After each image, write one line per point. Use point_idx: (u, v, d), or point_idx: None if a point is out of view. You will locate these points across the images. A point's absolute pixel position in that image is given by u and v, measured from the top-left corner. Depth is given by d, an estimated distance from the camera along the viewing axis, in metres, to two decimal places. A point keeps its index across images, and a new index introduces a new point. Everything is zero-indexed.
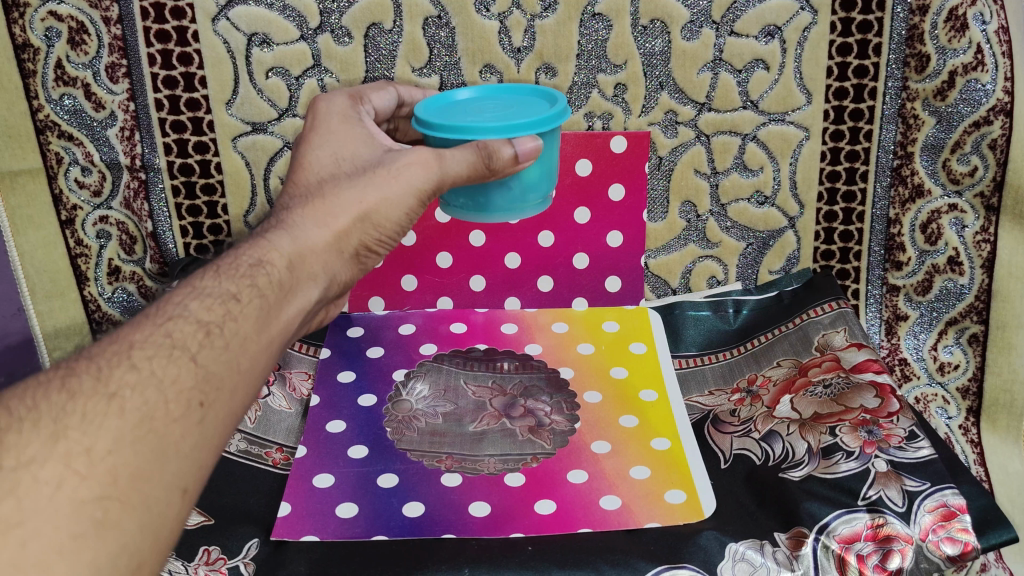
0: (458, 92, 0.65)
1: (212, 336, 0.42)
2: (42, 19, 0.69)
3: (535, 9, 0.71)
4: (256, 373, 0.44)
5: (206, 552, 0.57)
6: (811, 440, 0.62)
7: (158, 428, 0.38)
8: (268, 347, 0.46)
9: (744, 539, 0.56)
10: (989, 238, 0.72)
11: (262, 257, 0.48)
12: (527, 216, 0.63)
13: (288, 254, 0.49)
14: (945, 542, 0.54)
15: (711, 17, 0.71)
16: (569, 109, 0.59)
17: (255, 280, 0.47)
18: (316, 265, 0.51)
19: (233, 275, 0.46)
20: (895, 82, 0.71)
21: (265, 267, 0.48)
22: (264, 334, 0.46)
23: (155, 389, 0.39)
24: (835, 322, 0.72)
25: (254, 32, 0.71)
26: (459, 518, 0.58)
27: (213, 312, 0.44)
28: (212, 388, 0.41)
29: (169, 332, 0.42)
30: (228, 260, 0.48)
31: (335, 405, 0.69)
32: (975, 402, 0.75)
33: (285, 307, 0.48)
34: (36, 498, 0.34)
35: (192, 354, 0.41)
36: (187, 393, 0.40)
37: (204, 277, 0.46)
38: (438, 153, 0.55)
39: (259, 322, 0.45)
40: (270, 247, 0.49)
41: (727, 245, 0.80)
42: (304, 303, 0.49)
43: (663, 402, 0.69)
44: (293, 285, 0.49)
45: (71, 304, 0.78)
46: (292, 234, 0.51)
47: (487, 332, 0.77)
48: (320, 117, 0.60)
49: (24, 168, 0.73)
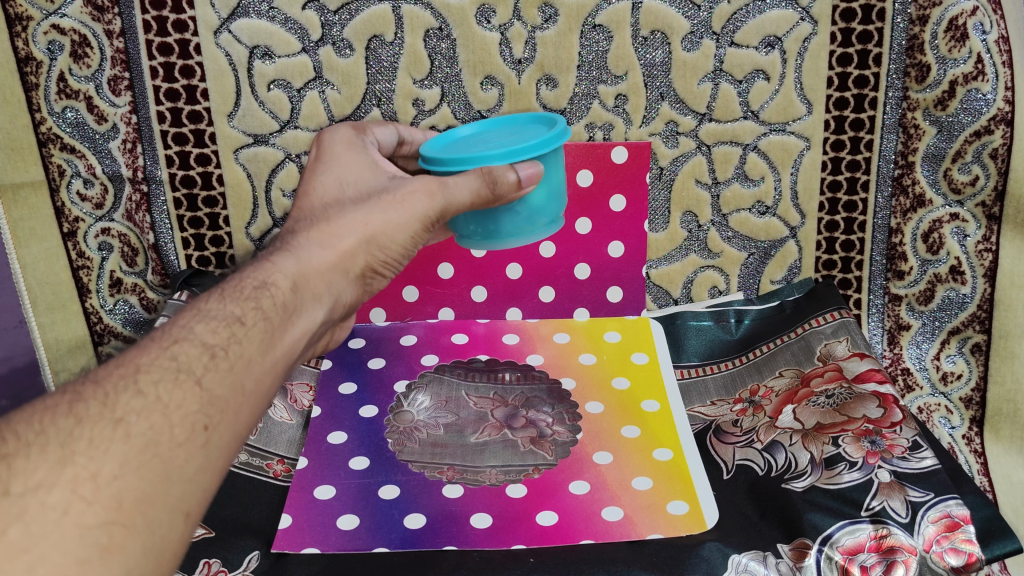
0: (459, 130, 0.66)
1: (217, 358, 0.43)
2: (45, 32, 0.69)
3: (535, 21, 0.72)
4: (259, 395, 0.44)
5: (206, 564, 0.57)
6: (814, 450, 0.61)
7: (162, 452, 0.38)
8: (273, 368, 0.46)
9: (747, 551, 0.56)
10: (990, 247, 0.73)
11: (266, 278, 0.48)
12: (538, 238, 0.63)
13: (292, 275, 0.50)
14: (948, 553, 0.54)
15: (711, 28, 0.71)
16: (569, 131, 0.60)
17: (260, 301, 0.47)
18: (319, 286, 0.51)
19: (238, 298, 0.46)
20: (895, 92, 0.71)
21: (269, 289, 0.48)
22: (269, 355, 0.45)
23: (161, 413, 0.39)
24: (838, 331, 0.72)
25: (256, 44, 0.72)
26: (460, 530, 0.58)
27: (218, 334, 0.44)
28: (217, 411, 0.41)
29: (174, 354, 0.42)
30: (233, 282, 0.48)
31: (336, 416, 0.69)
32: (979, 412, 0.74)
33: (288, 329, 0.48)
34: (42, 524, 0.34)
35: (197, 377, 0.41)
36: (192, 416, 0.40)
37: (208, 300, 0.46)
38: (441, 181, 0.55)
39: (264, 345, 0.45)
40: (274, 268, 0.49)
41: (728, 255, 0.80)
42: (308, 325, 0.49)
43: (666, 412, 0.69)
44: (298, 306, 0.49)
45: (74, 316, 0.78)
46: (296, 255, 0.51)
47: (489, 342, 0.77)
48: (324, 147, 0.63)
49: (27, 181, 0.73)
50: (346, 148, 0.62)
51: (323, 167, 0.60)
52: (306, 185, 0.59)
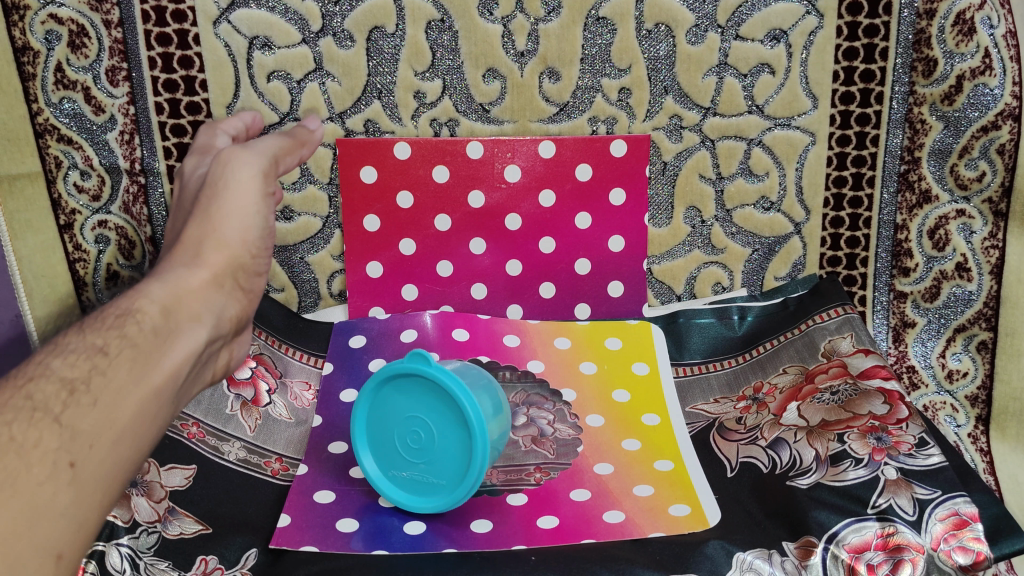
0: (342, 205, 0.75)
1: (77, 394, 0.42)
2: (42, 21, 0.68)
3: (539, 13, 0.71)
4: (145, 422, 0.44)
5: (204, 561, 0.54)
6: (819, 447, 0.60)
7: (22, 489, 0.38)
8: (162, 392, 0.46)
9: (751, 549, 0.54)
10: (997, 244, 0.72)
11: (132, 305, 0.47)
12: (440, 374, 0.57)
13: (160, 300, 0.48)
14: (956, 551, 0.52)
15: (716, 21, 0.71)
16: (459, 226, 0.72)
17: (124, 329, 0.46)
18: (195, 304, 0.50)
19: (99, 328, 0.46)
20: (902, 87, 0.71)
21: (135, 315, 0.47)
22: (144, 384, 0.45)
23: (15, 452, 0.38)
24: (841, 327, 0.71)
25: (256, 35, 0.71)
26: (461, 534, 0.57)
27: (77, 368, 0.43)
28: (82, 446, 0.41)
29: (29, 392, 0.41)
30: (97, 314, 0.47)
31: (337, 426, 0.68)
32: (985, 410, 0.73)
33: (164, 354, 0.46)
34: None
35: (55, 414, 0.41)
36: (52, 454, 0.39)
37: (68, 334, 0.46)
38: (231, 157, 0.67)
39: (133, 371, 0.44)
40: (140, 295, 0.48)
41: (732, 251, 0.79)
42: (190, 346, 0.49)
43: (666, 426, 0.68)
44: (172, 328, 0.48)
45: (70, 311, 0.75)
46: (167, 280, 0.51)
47: (490, 342, 0.75)
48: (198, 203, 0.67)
49: (23, 172, 0.70)
50: (252, 177, 0.58)
51: (224, 197, 0.56)
52: (204, 206, 0.56)
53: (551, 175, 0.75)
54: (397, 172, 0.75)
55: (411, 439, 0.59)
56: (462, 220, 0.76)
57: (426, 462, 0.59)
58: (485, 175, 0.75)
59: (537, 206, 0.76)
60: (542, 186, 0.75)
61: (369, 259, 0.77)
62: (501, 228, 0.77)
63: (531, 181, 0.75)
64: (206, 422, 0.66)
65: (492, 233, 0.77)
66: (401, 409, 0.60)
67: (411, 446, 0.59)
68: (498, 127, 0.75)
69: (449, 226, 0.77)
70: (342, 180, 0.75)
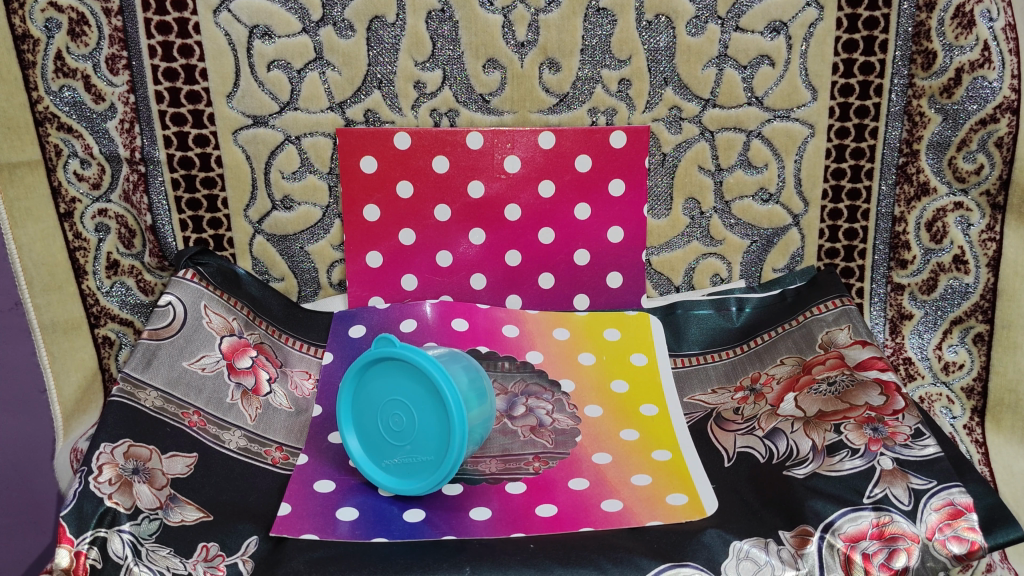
0: None
1: None
2: (42, 9, 0.66)
3: (539, 3, 0.71)
4: None
5: (205, 548, 0.54)
6: (815, 438, 0.60)
7: None
8: None
9: (748, 538, 0.54)
10: (994, 236, 0.72)
11: None
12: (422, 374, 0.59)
13: None
14: (951, 541, 0.52)
15: (717, 12, 0.71)
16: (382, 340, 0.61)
17: None
18: None
19: None
20: (901, 79, 0.71)
21: None
22: None
23: None
24: (839, 319, 0.70)
25: (256, 23, 0.71)
26: (460, 522, 0.57)
27: None
28: None
29: None
30: None
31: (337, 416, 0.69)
32: (980, 402, 0.74)
33: None
34: None
35: None
36: None
37: None
38: None
39: None
40: None
41: (730, 242, 0.79)
42: None
43: (664, 416, 0.69)
44: None
45: (70, 298, 0.73)
46: None
47: (489, 333, 0.76)
48: None
49: (24, 160, 0.68)
50: None
51: None
52: None
53: (550, 165, 0.75)
54: (397, 162, 0.75)
55: (391, 425, 0.60)
56: (462, 211, 0.77)
57: (410, 443, 0.60)
58: (484, 165, 0.75)
59: (536, 196, 0.76)
60: (542, 176, 0.76)
61: (368, 248, 0.78)
62: (500, 218, 0.77)
63: (530, 172, 0.75)
64: (207, 411, 0.65)
65: (490, 223, 0.77)
66: (379, 394, 0.61)
67: (393, 429, 0.60)
68: (498, 118, 0.75)
69: (448, 217, 0.77)
70: (342, 169, 0.75)
